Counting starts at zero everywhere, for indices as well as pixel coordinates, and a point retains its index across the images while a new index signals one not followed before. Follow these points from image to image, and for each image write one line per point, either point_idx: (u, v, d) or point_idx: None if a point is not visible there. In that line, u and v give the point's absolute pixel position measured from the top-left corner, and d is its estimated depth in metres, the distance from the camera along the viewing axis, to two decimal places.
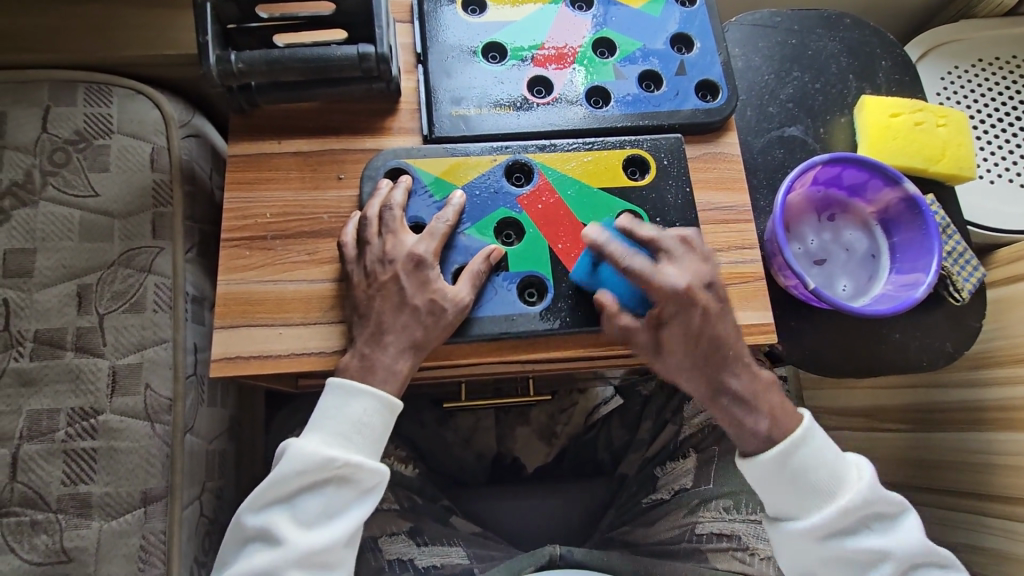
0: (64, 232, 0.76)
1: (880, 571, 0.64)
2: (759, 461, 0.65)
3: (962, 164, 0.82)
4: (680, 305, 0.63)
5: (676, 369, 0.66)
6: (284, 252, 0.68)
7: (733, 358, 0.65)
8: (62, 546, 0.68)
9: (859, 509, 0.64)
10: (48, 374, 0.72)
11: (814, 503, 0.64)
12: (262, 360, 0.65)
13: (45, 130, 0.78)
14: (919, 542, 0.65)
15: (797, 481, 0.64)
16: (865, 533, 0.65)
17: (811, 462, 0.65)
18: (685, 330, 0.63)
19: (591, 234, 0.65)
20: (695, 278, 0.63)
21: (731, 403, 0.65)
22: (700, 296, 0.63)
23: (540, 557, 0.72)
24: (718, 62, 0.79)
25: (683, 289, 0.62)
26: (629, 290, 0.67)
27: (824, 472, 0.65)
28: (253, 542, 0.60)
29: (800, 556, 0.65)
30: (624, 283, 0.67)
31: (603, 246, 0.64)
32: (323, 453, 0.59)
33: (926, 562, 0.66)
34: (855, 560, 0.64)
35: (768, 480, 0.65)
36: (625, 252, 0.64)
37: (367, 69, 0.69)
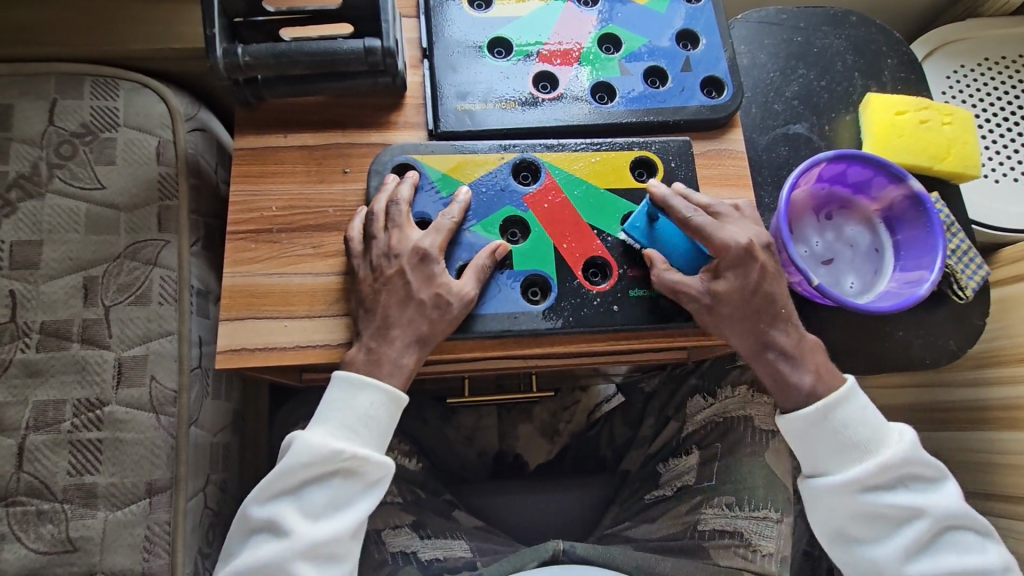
0: (70, 224, 0.76)
1: (914, 529, 0.65)
2: (796, 416, 0.66)
3: (967, 163, 0.82)
4: (741, 263, 0.64)
5: (723, 325, 0.65)
6: (290, 245, 0.68)
7: (783, 315, 0.66)
8: (68, 536, 0.69)
9: (896, 466, 0.65)
10: (54, 365, 0.72)
11: (854, 458, 0.65)
12: (267, 352, 0.65)
13: (52, 123, 0.78)
14: (956, 504, 0.66)
15: (836, 436, 0.65)
16: (900, 491, 0.65)
17: (852, 418, 0.65)
18: (742, 281, 0.65)
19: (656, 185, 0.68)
20: (755, 237, 0.66)
21: (779, 358, 0.65)
22: (760, 253, 0.65)
23: (544, 550, 0.72)
24: (723, 59, 0.79)
25: (744, 245, 0.64)
26: (686, 250, 0.70)
27: (864, 431, 0.66)
28: (260, 533, 0.60)
29: (833, 513, 0.66)
30: (685, 242, 0.70)
31: (667, 200, 0.67)
32: (329, 446, 0.60)
33: (963, 528, 0.66)
34: (889, 516, 0.65)
35: (807, 435, 0.66)
36: (688, 209, 0.66)
37: (373, 63, 0.69)
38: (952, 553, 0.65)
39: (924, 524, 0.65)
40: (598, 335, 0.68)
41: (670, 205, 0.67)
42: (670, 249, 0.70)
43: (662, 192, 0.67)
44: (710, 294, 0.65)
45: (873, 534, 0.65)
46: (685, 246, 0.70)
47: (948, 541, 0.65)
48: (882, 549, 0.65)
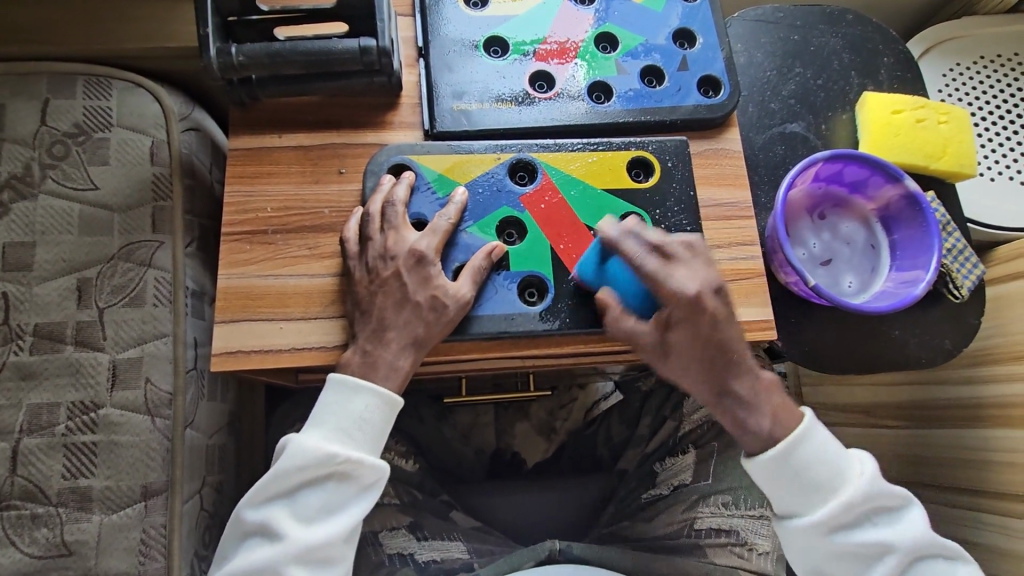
0: (63, 225, 0.76)
1: (885, 564, 0.64)
2: (760, 460, 0.65)
3: (963, 162, 0.82)
4: (690, 311, 0.62)
5: (679, 370, 0.66)
6: (285, 246, 0.68)
7: (737, 360, 0.65)
8: (63, 540, 0.68)
9: (862, 503, 0.64)
10: (48, 367, 0.72)
11: (817, 499, 0.64)
12: (263, 354, 0.64)
13: (44, 123, 0.77)
14: (926, 535, 0.66)
15: (800, 478, 0.64)
16: (867, 525, 0.65)
17: (812, 459, 0.65)
18: (694, 333, 0.63)
19: (606, 228, 0.65)
20: (705, 285, 0.63)
21: (734, 404, 0.65)
22: (708, 303, 0.63)
23: (540, 552, 0.72)
24: (720, 58, 0.79)
25: (694, 295, 0.62)
26: (634, 290, 0.67)
27: (825, 469, 0.65)
28: (254, 536, 0.60)
29: (808, 555, 0.66)
30: (633, 281, 0.67)
31: (617, 242, 0.64)
32: (324, 449, 0.60)
33: (931, 556, 0.66)
34: (861, 553, 0.64)
35: (771, 479, 0.65)
36: (641, 252, 0.64)
37: (368, 63, 0.69)
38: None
39: (895, 560, 0.64)
40: (594, 336, 0.68)
41: (623, 249, 0.64)
42: (619, 290, 0.67)
43: (611, 236, 0.65)
44: (663, 342, 0.64)
45: (847, 573, 0.65)
46: (633, 287, 0.67)
47: (918, 569, 0.65)
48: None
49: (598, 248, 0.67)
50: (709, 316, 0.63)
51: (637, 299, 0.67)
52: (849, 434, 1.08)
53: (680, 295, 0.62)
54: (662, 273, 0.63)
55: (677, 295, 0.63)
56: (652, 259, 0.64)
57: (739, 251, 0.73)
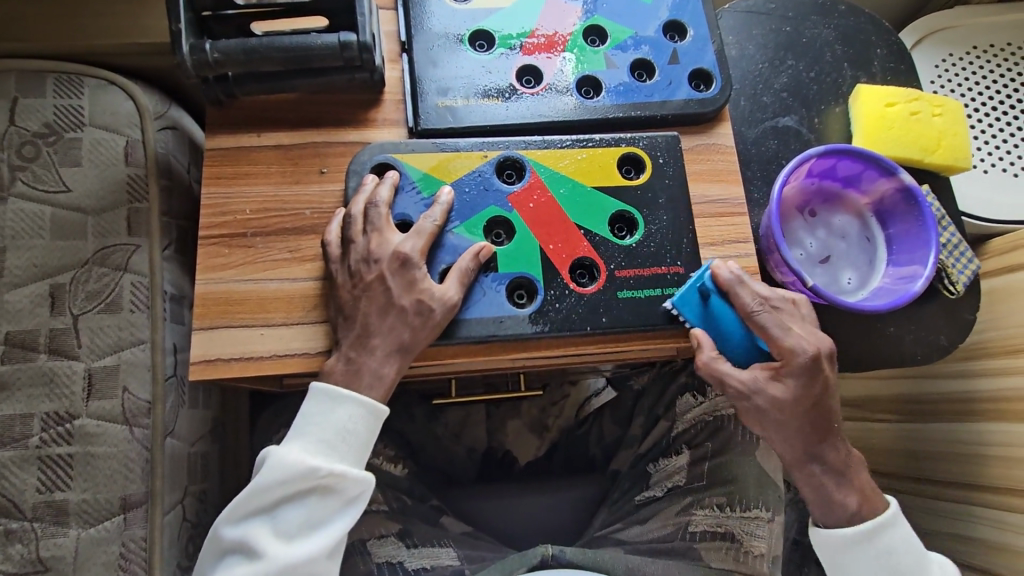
0: (34, 229, 0.73)
1: None
2: (832, 537, 0.68)
3: (957, 155, 0.81)
4: (807, 375, 0.64)
5: (778, 433, 0.66)
6: (265, 249, 0.66)
7: (834, 432, 0.66)
8: (38, 556, 0.66)
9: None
10: (20, 377, 0.69)
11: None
12: (243, 362, 0.62)
13: (12, 123, 0.74)
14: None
15: (871, 563, 0.67)
16: None
17: (897, 543, 0.68)
18: (809, 388, 0.64)
19: (726, 270, 0.66)
20: (819, 346, 0.65)
21: (823, 473, 0.67)
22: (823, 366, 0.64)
23: (533, 557, 0.70)
24: (711, 50, 0.77)
25: (811, 357, 0.64)
26: (741, 341, 0.68)
27: (902, 561, 0.68)
28: (234, 554, 0.58)
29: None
30: (739, 330, 0.67)
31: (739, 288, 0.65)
32: (306, 462, 0.58)
33: None
34: None
35: (839, 557, 0.68)
36: (755, 300, 0.65)
37: (349, 58, 0.66)
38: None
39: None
40: (584, 337, 0.67)
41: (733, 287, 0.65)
42: (722, 334, 0.68)
43: (730, 283, 0.65)
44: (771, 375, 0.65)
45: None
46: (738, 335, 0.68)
47: None
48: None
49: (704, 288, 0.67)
50: (785, 396, 0.64)
51: (740, 345, 0.67)
52: (845, 428, 1.09)
53: (804, 362, 0.64)
54: (784, 335, 0.64)
55: (793, 351, 0.64)
56: (767, 316, 0.65)
57: (732, 248, 0.71)
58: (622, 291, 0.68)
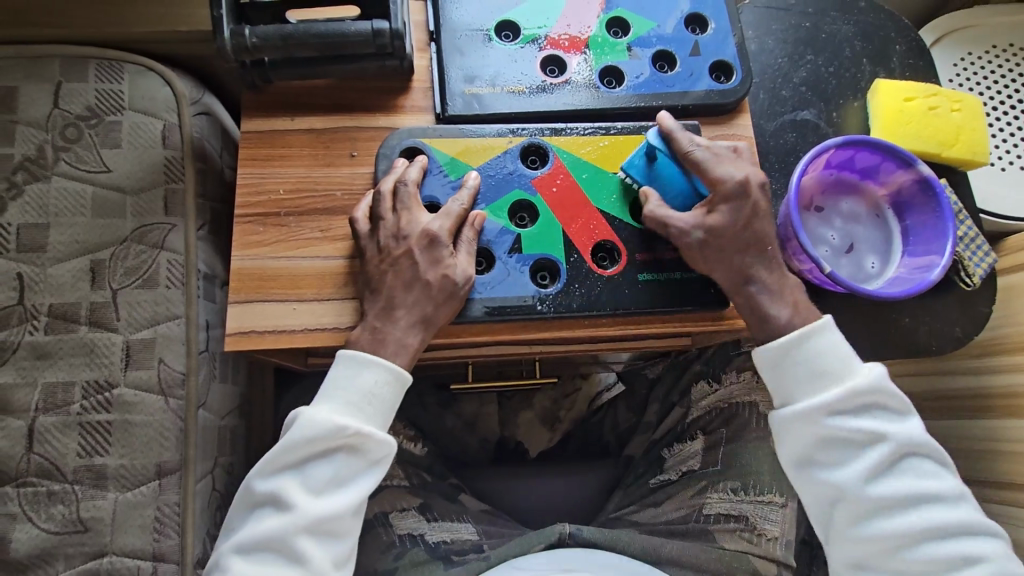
0: (76, 208, 0.76)
1: (877, 451, 0.63)
2: (768, 346, 0.65)
3: (975, 149, 0.82)
4: (741, 197, 0.66)
5: (708, 262, 0.66)
6: (298, 228, 0.68)
7: (766, 253, 0.66)
8: (79, 516, 0.70)
9: (863, 394, 0.64)
10: (62, 348, 0.73)
11: (822, 386, 0.64)
12: (276, 335, 0.65)
13: (57, 106, 0.77)
14: (921, 434, 0.65)
15: (810, 366, 0.65)
16: (865, 416, 0.64)
17: (825, 349, 0.65)
18: (732, 215, 0.65)
19: (663, 120, 0.68)
20: (752, 174, 0.67)
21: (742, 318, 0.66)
22: (713, 223, 0.66)
23: (550, 534, 0.73)
24: (732, 43, 0.79)
25: (741, 180, 0.66)
26: (683, 185, 0.70)
27: (835, 360, 0.65)
28: (263, 507, 0.60)
29: (798, 439, 0.65)
30: (680, 178, 0.70)
31: (670, 131, 0.68)
32: (333, 422, 0.60)
33: (925, 454, 0.65)
34: (851, 441, 0.63)
35: (779, 369, 0.66)
36: (687, 139, 0.68)
37: (381, 46, 0.68)
38: (931, 505, 0.64)
39: (885, 449, 0.63)
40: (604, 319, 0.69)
41: (675, 138, 0.67)
42: (666, 188, 0.70)
43: (668, 125, 0.68)
44: (705, 229, 0.66)
45: (834, 458, 0.64)
46: (680, 189, 0.70)
47: (905, 465, 0.64)
48: (845, 472, 0.63)
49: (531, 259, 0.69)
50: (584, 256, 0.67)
51: (679, 190, 0.70)
52: None
53: (723, 180, 0.66)
54: (710, 155, 0.67)
55: (724, 183, 0.66)
56: (701, 147, 0.67)
57: None
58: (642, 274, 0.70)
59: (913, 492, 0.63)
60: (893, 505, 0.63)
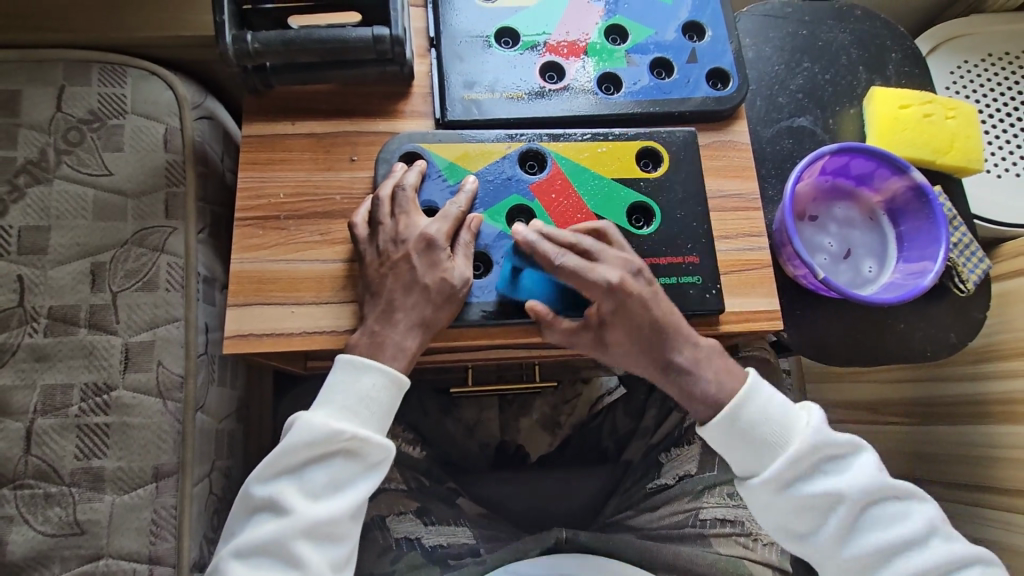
0: (77, 211, 0.76)
1: (836, 514, 0.63)
2: (713, 425, 0.65)
3: (970, 156, 0.83)
4: (617, 300, 0.63)
5: (623, 359, 0.66)
6: (297, 231, 0.69)
7: (674, 332, 0.64)
8: (76, 518, 0.70)
9: (806, 456, 0.64)
10: (62, 350, 0.73)
11: (768, 456, 0.64)
12: (274, 338, 0.65)
13: (60, 109, 0.78)
14: (876, 479, 0.64)
15: (747, 436, 0.64)
16: (819, 476, 0.64)
17: (757, 416, 0.64)
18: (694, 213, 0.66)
19: (521, 231, 0.64)
20: (625, 270, 0.64)
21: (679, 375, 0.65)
22: (634, 287, 0.63)
23: (546, 539, 0.74)
24: (729, 51, 0.79)
25: (615, 282, 0.62)
26: (552, 295, 0.68)
27: (772, 425, 0.64)
28: (261, 512, 0.60)
29: (772, 513, 0.65)
30: (547, 289, 0.68)
31: (533, 244, 0.64)
32: (331, 426, 0.60)
33: (885, 497, 0.65)
34: (815, 506, 0.64)
35: (723, 440, 0.65)
36: (557, 248, 0.64)
37: (381, 52, 0.69)
38: (899, 547, 0.64)
39: (845, 509, 0.63)
40: None
41: (540, 249, 0.63)
42: (539, 298, 0.68)
43: (525, 237, 0.64)
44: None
45: (801, 524, 0.64)
46: (550, 288, 0.69)
47: (873, 512, 0.64)
48: (819, 537, 0.64)
49: (511, 257, 0.69)
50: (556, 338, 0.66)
51: (547, 297, 0.68)
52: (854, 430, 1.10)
53: (601, 287, 0.63)
54: (582, 265, 0.63)
55: (595, 288, 0.63)
56: (573, 257, 0.63)
57: (746, 242, 0.73)
58: None
59: (885, 544, 0.63)
60: (871, 561, 0.63)
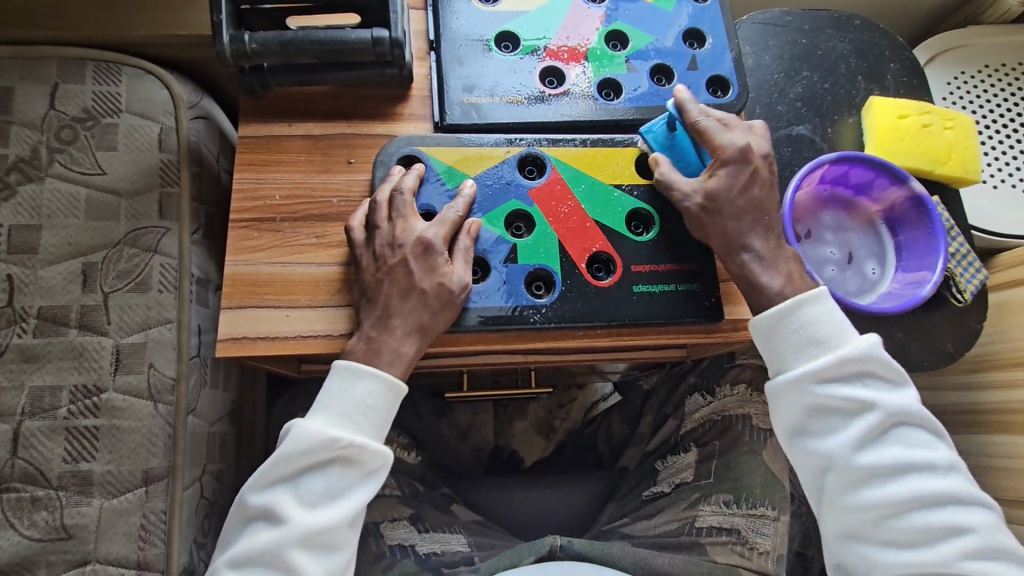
0: (69, 210, 0.75)
1: (863, 420, 0.63)
2: (767, 316, 0.65)
3: (967, 167, 0.83)
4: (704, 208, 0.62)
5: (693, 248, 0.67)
6: (293, 234, 0.68)
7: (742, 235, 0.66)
8: (62, 523, 0.69)
9: (853, 362, 0.64)
10: (51, 351, 0.72)
11: (813, 353, 0.64)
12: (269, 342, 0.64)
13: (53, 107, 0.77)
14: (913, 404, 0.65)
15: (799, 335, 0.65)
16: (856, 384, 0.64)
17: (816, 317, 0.65)
18: (718, 203, 0.66)
19: (682, 91, 0.70)
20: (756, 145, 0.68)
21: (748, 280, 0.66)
22: (756, 156, 0.67)
23: (540, 547, 0.70)
24: (729, 58, 0.79)
25: (744, 149, 0.67)
26: (697, 158, 0.71)
27: (826, 329, 0.65)
28: (257, 521, 0.60)
29: (788, 408, 0.65)
30: (696, 152, 0.71)
31: (686, 100, 0.69)
32: (326, 433, 0.60)
33: (913, 424, 0.65)
34: (838, 409, 0.64)
35: (773, 334, 0.65)
36: (703, 111, 0.69)
37: (380, 54, 0.69)
38: (919, 475, 0.63)
39: (874, 418, 0.63)
40: (598, 329, 0.69)
41: (688, 108, 0.69)
42: (679, 156, 0.71)
43: (683, 95, 0.69)
44: None
45: (821, 428, 0.64)
46: (693, 155, 0.71)
47: (896, 433, 0.64)
48: (833, 439, 0.63)
49: (667, 114, 0.71)
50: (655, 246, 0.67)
51: (694, 160, 0.71)
52: None
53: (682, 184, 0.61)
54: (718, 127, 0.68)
55: (727, 150, 0.67)
56: (711, 120, 0.68)
57: None
58: (637, 286, 0.70)
59: (902, 460, 0.63)
60: (880, 475, 0.63)
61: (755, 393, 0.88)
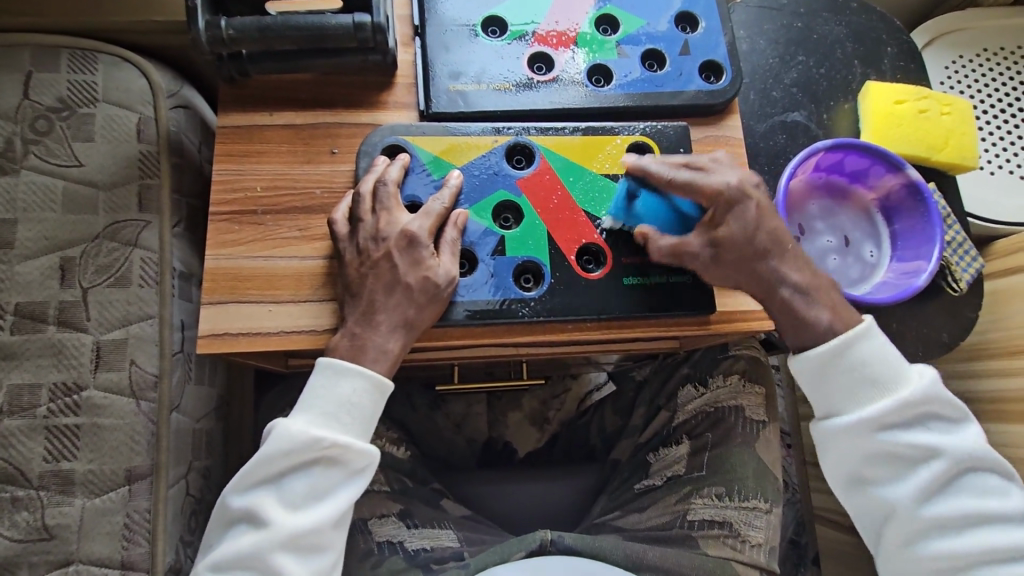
0: (45, 204, 0.73)
1: (931, 468, 0.65)
2: (815, 357, 0.65)
3: (965, 153, 0.81)
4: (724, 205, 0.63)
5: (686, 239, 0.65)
6: (275, 227, 0.66)
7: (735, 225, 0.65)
8: (44, 523, 0.68)
9: (916, 406, 0.65)
10: (29, 349, 0.70)
11: (871, 396, 0.65)
12: (251, 337, 0.63)
13: (26, 96, 0.74)
14: (978, 448, 0.66)
15: (851, 375, 0.65)
16: (921, 431, 0.65)
17: (870, 356, 0.65)
18: (711, 191, 0.64)
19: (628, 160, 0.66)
20: (744, 177, 0.66)
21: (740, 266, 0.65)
22: (750, 190, 0.65)
23: (531, 541, 0.69)
24: (723, 43, 0.77)
25: (736, 184, 0.64)
26: (665, 218, 0.68)
27: (882, 369, 0.65)
28: (239, 524, 0.59)
29: (848, 456, 0.66)
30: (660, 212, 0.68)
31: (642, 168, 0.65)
32: (310, 433, 0.58)
33: (981, 470, 0.66)
34: (904, 457, 0.65)
35: (821, 377, 0.66)
36: (667, 166, 0.65)
37: (362, 40, 0.67)
38: (990, 525, 0.65)
39: (940, 466, 0.65)
40: (588, 323, 0.67)
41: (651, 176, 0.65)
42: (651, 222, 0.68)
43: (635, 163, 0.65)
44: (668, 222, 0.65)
45: (888, 479, 0.65)
46: (663, 212, 0.68)
47: (963, 480, 0.65)
48: (899, 489, 0.65)
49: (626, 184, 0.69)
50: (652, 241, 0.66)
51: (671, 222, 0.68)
52: None
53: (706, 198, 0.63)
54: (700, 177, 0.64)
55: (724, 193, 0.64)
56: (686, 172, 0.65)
57: None
58: (627, 278, 0.68)
59: (972, 511, 0.64)
60: (949, 525, 0.64)
61: (748, 384, 0.86)
